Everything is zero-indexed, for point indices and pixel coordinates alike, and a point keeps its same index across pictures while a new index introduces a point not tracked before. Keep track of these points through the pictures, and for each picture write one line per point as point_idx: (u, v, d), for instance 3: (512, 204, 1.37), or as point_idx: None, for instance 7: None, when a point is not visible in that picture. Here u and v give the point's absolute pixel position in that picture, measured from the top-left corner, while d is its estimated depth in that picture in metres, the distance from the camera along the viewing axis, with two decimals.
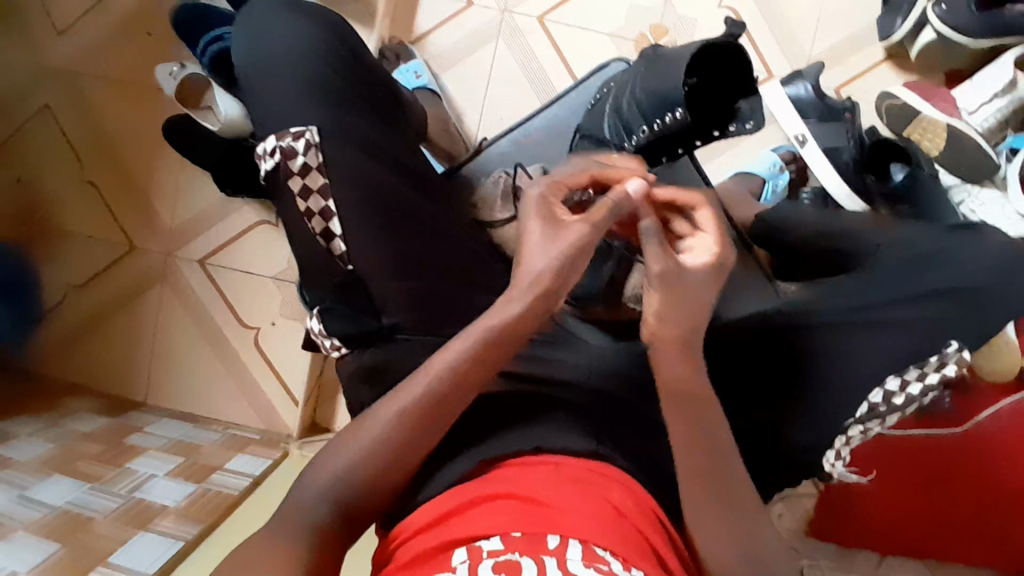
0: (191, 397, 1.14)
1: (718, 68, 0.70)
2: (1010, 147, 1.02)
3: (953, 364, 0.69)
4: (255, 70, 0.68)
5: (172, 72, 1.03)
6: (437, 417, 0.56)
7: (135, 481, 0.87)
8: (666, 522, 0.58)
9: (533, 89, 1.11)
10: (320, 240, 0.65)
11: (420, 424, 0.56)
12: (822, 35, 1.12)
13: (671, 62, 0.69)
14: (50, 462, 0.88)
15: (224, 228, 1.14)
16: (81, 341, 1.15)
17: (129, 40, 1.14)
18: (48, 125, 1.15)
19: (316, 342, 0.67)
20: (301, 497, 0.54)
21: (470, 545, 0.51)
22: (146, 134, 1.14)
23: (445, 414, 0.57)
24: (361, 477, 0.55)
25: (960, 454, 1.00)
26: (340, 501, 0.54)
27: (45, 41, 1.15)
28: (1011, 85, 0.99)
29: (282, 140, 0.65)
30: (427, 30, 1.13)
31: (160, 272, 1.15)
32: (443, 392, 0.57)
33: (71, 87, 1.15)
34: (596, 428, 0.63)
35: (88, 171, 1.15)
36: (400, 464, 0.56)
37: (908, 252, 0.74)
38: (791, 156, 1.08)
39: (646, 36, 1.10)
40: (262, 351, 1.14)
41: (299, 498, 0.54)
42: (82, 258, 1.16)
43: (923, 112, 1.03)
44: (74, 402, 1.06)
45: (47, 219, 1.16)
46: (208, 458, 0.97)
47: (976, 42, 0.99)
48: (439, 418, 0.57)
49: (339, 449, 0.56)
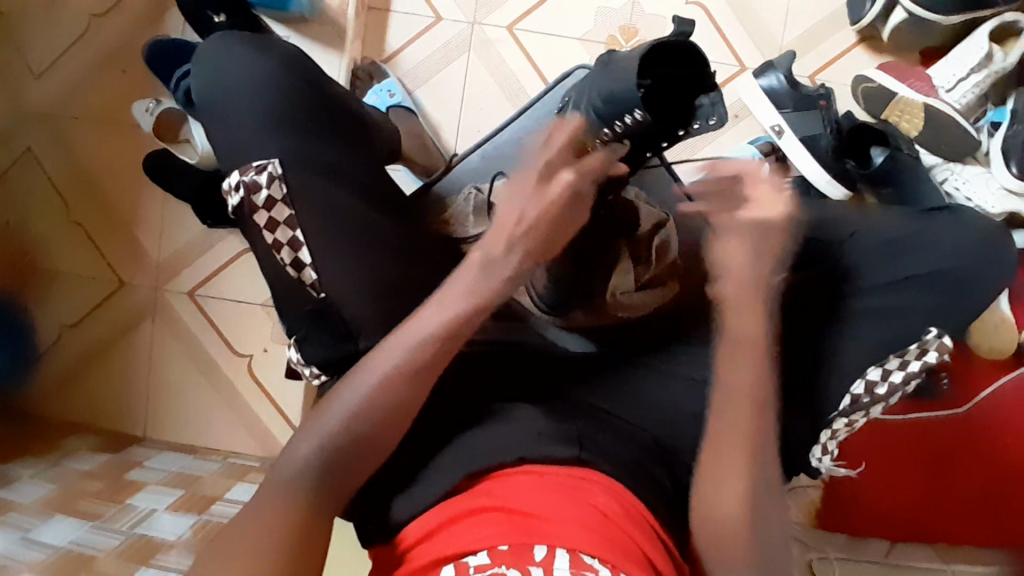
0: (190, 428, 1.15)
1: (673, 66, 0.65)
2: (991, 121, 1.03)
3: (934, 351, 0.67)
4: (218, 108, 0.68)
5: (150, 109, 1.06)
6: (395, 422, 0.59)
7: (138, 516, 0.87)
8: (656, 524, 0.58)
9: (507, 99, 1.12)
10: (291, 270, 0.66)
11: (379, 428, 0.58)
12: (792, 23, 1.11)
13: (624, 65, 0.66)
14: (52, 502, 0.89)
15: (209, 258, 1.15)
16: (79, 381, 1.16)
17: (105, 80, 1.15)
18: (31, 169, 1.17)
19: (296, 369, 0.68)
20: (275, 493, 0.56)
21: (457, 561, 0.52)
22: (128, 170, 1.15)
23: (401, 418, 0.59)
24: (318, 475, 0.57)
25: (962, 435, 1.00)
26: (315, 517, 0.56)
27: (23, 87, 1.17)
28: (988, 58, 0.99)
29: (244, 174, 0.65)
30: (398, 48, 1.13)
31: (150, 307, 1.16)
32: (398, 396, 0.59)
33: (52, 130, 1.16)
34: (578, 436, 0.63)
35: (74, 211, 1.16)
36: (361, 463, 0.58)
37: (882, 238, 0.74)
38: (769, 147, 1.08)
39: (616, 38, 1.11)
40: (257, 378, 1.14)
41: (279, 507, 0.55)
42: (73, 298, 1.17)
43: (899, 94, 1.02)
44: (73, 441, 1.07)
45: (36, 262, 1.17)
46: (209, 488, 0.98)
47: (948, 19, 0.98)
48: (400, 408, 0.59)
49: (306, 438, 0.58)
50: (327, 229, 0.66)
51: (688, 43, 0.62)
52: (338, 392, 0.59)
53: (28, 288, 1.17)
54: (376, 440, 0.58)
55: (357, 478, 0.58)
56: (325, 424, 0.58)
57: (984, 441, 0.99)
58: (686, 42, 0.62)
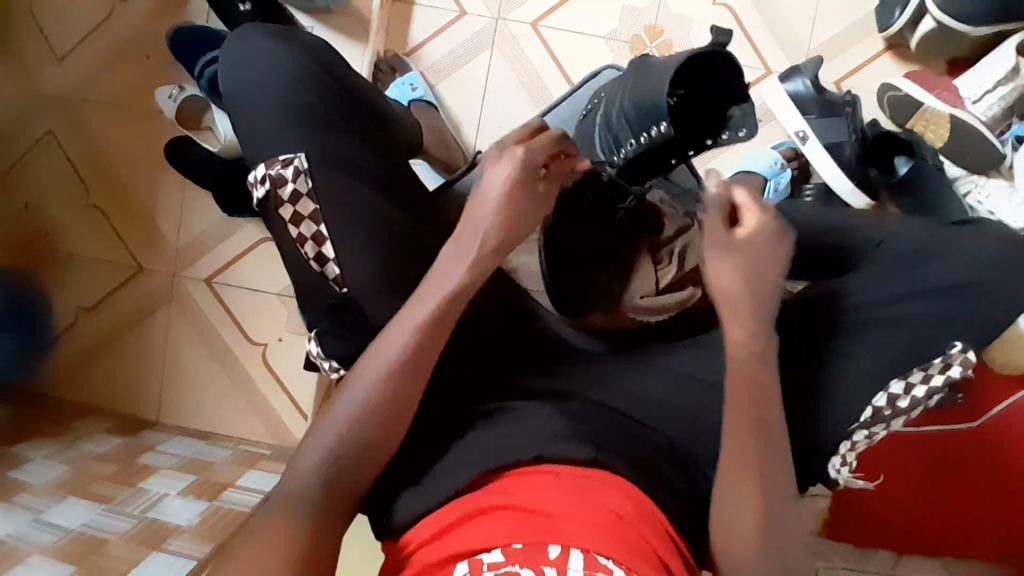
0: (202, 415, 1.16)
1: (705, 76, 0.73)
2: (1016, 135, 1.01)
3: (958, 365, 0.67)
4: (244, 99, 0.68)
5: (172, 95, 1.05)
6: (396, 422, 0.59)
7: (149, 501, 0.88)
8: (672, 529, 0.58)
9: (528, 96, 1.11)
10: (314, 265, 0.67)
11: (384, 429, 0.59)
12: (819, 28, 1.10)
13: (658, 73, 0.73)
14: (66, 484, 0.89)
15: (226, 247, 1.15)
16: (93, 364, 1.17)
17: (128, 64, 1.15)
18: (52, 152, 1.17)
19: (316, 364, 0.68)
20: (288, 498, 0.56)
21: (470, 558, 0.52)
22: (148, 156, 1.16)
23: (401, 419, 0.59)
24: (328, 479, 0.57)
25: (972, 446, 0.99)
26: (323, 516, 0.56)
27: (46, 69, 1.17)
28: (1014, 72, 0.97)
29: (271, 168, 0.65)
30: (421, 41, 1.13)
31: (166, 292, 1.16)
32: (398, 395, 0.59)
33: (73, 113, 1.16)
34: (596, 435, 0.63)
35: (93, 195, 1.17)
36: (372, 464, 0.59)
37: (907, 248, 0.73)
38: (792, 152, 1.07)
39: (641, 38, 1.10)
40: (270, 367, 1.15)
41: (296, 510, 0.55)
42: (90, 281, 1.17)
43: (927, 103, 1.01)
44: (87, 423, 1.08)
45: (55, 244, 1.17)
46: (220, 475, 0.99)
47: (977, 30, 0.97)
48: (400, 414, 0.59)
49: (315, 441, 0.58)
50: (351, 222, 0.66)
51: (722, 53, 0.69)
52: (347, 392, 0.59)
53: (45, 270, 1.17)
54: (384, 434, 0.59)
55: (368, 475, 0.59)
56: (331, 426, 0.58)
57: (995, 455, 0.98)
58: (721, 52, 0.69)
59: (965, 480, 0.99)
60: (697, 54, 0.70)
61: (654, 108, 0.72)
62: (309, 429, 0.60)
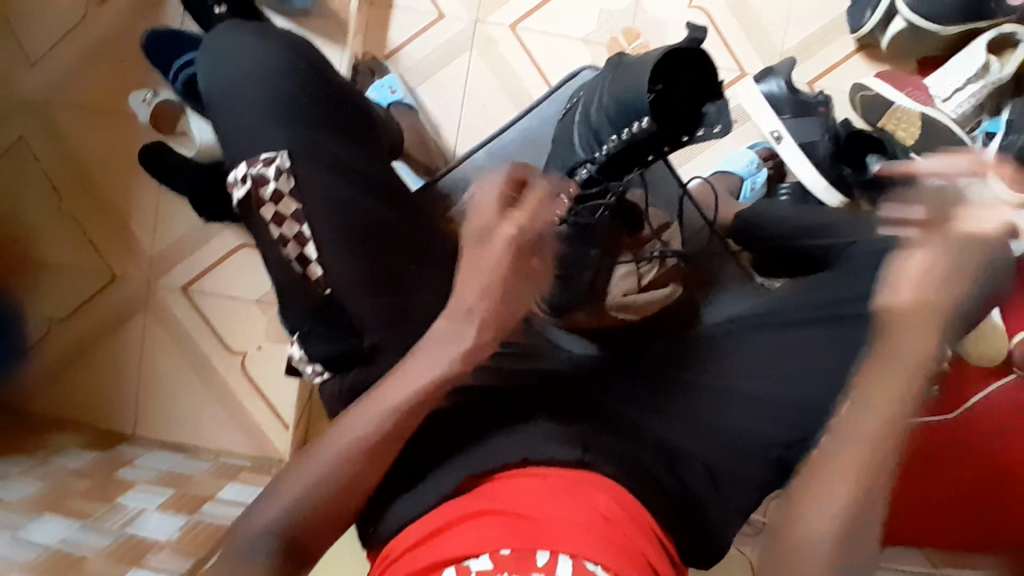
0: (180, 427, 1.13)
1: (681, 72, 0.71)
2: (987, 131, 1.02)
3: (941, 359, 0.67)
4: (224, 99, 0.67)
5: (146, 99, 1.03)
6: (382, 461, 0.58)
7: (127, 516, 0.86)
8: (657, 527, 0.58)
9: (508, 98, 1.11)
10: (296, 265, 0.65)
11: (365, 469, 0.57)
12: (793, 29, 1.12)
13: (635, 69, 0.71)
14: (39, 500, 0.87)
15: (204, 253, 1.13)
16: (68, 376, 1.14)
17: (101, 69, 1.13)
18: (22, 159, 1.14)
19: (297, 368, 0.68)
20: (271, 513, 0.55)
21: (457, 565, 0.50)
22: (123, 162, 1.13)
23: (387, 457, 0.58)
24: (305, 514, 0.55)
25: (948, 436, 1.01)
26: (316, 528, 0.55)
27: (15, 75, 1.14)
28: (984, 70, 1.01)
29: (252, 166, 0.64)
30: (399, 44, 1.13)
31: (142, 302, 1.14)
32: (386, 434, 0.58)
33: (44, 119, 1.14)
34: (584, 435, 0.62)
35: (65, 203, 1.14)
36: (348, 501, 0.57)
37: (883, 244, 0.74)
38: (768, 153, 1.09)
39: (619, 40, 1.11)
40: (249, 376, 1.13)
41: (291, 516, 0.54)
42: (62, 292, 1.14)
43: (896, 102, 1.03)
44: (60, 438, 1.05)
45: (26, 253, 1.14)
46: (198, 488, 0.96)
47: (946, 29, 1.00)
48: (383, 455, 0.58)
49: (289, 489, 0.56)
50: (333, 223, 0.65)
51: (696, 49, 0.68)
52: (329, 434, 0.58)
53: (16, 281, 1.15)
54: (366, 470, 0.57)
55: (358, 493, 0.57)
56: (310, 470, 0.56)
57: (976, 445, 1.00)
58: (697, 48, 0.68)
59: (947, 471, 1.01)
60: (676, 49, 0.69)
61: (637, 103, 0.69)
62: (275, 477, 0.58)
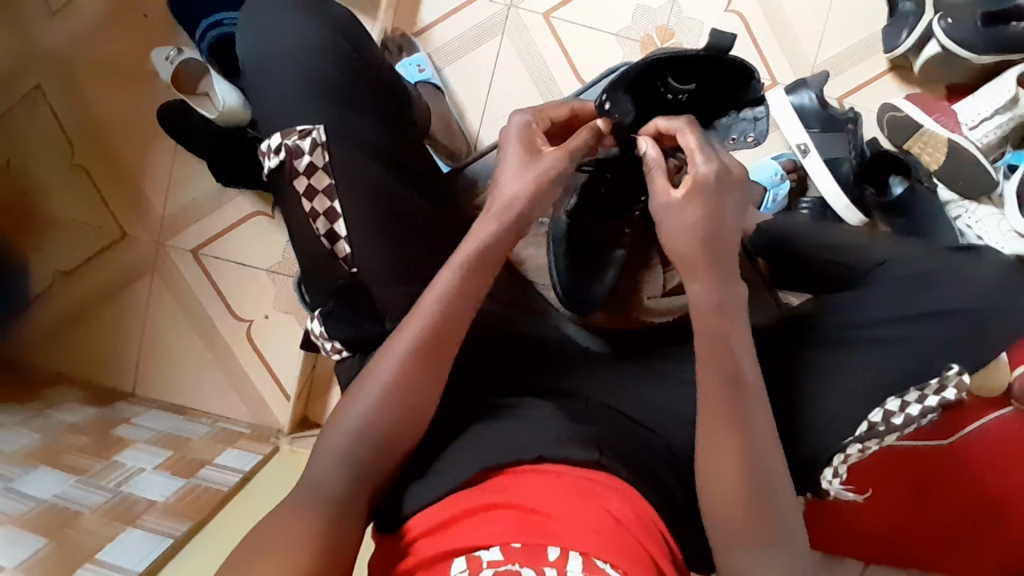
0: (178, 389, 1.12)
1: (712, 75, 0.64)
2: (1009, 164, 1.03)
3: (952, 387, 0.69)
4: (262, 71, 0.68)
5: (169, 57, 0.98)
6: (440, 345, 0.61)
7: (123, 475, 0.85)
8: (666, 533, 0.58)
9: (536, 88, 1.10)
10: (325, 241, 0.65)
11: (420, 363, 0.60)
12: (827, 43, 1.11)
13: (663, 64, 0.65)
14: (36, 452, 0.86)
15: (217, 217, 1.12)
16: (70, 330, 1.13)
17: (125, 22, 1.11)
18: (39, 106, 1.12)
19: (316, 343, 0.66)
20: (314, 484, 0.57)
21: (468, 555, 0.51)
22: (140, 118, 1.12)
23: (449, 337, 0.61)
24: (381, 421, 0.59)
25: (946, 465, 1.00)
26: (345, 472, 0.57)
27: (38, 20, 1.12)
28: (1013, 102, 0.99)
29: (287, 137, 0.64)
30: (431, 23, 1.11)
31: (150, 261, 1.13)
32: (445, 314, 0.61)
33: (63, 69, 1.12)
34: (598, 437, 0.62)
35: (79, 155, 1.13)
36: (411, 412, 0.60)
37: (910, 269, 0.74)
38: (791, 164, 1.07)
39: (652, 39, 1.10)
40: (254, 346, 1.12)
41: (308, 517, 0.55)
42: (69, 245, 1.13)
43: (925, 125, 1.02)
44: (59, 392, 1.04)
45: (36, 203, 1.13)
46: (195, 453, 0.96)
47: (980, 57, 1.00)
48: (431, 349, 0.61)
49: (349, 411, 0.60)
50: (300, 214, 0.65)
51: (724, 55, 0.61)
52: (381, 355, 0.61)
53: (26, 230, 1.13)
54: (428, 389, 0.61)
55: (369, 480, 0.58)
56: (376, 372, 0.60)
57: (968, 475, 1.00)
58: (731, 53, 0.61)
59: (934, 497, 1.01)
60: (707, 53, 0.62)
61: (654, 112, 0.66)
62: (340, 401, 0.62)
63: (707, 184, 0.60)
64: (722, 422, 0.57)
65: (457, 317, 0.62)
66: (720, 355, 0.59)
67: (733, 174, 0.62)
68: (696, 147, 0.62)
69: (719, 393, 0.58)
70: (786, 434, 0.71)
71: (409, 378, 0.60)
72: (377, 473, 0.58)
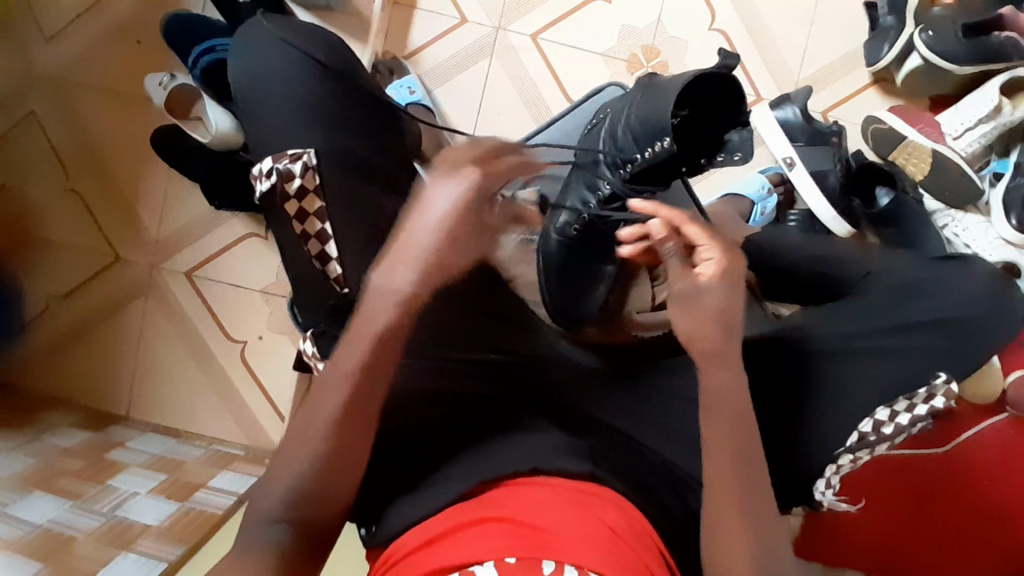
0: (173, 412, 1.12)
1: (710, 95, 0.72)
2: (993, 172, 1.05)
3: (941, 396, 0.70)
4: (253, 97, 0.69)
5: (162, 83, 1.01)
6: (370, 386, 0.60)
7: (118, 499, 0.85)
8: (662, 546, 0.58)
9: (526, 108, 1.12)
10: (316, 262, 0.66)
11: (367, 381, 0.60)
12: (811, 58, 1.12)
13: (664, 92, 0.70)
14: (30, 477, 0.86)
15: (211, 240, 1.12)
16: (66, 355, 1.13)
17: (119, 48, 1.12)
18: (34, 134, 1.13)
19: (308, 364, 0.68)
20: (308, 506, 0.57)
21: (462, 571, 0.50)
22: (134, 143, 1.13)
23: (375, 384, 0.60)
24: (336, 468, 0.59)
25: (944, 474, 1.01)
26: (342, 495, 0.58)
27: (31, 47, 1.13)
28: (996, 111, 1.01)
29: (279, 162, 0.65)
30: (421, 46, 1.13)
31: (144, 284, 1.13)
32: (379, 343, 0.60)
33: (56, 95, 1.13)
34: (591, 450, 0.64)
35: (73, 180, 1.14)
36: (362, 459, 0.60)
37: (896, 280, 0.76)
38: (779, 178, 1.10)
39: (639, 57, 1.12)
40: (249, 367, 1.12)
41: None
42: (63, 270, 1.14)
43: (909, 137, 1.03)
44: (54, 416, 1.04)
45: (28, 228, 1.13)
46: (191, 475, 0.95)
47: (962, 69, 1.01)
48: (361, 402, 0.59)
49: (303, 462, 0.58)
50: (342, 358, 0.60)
51: (726, 74, 0.68)
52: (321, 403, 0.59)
53: (19, 254, 1.13)
54: (356, 428, 0.59)
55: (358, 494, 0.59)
56: (313, 424, 0.59)
57: (963, 484, 1.00)
58: (728, 73, 0.69)
59: (932, 507, 1.00)
60: (704, 74, 0.69)
61: (657, 124, 0.69)
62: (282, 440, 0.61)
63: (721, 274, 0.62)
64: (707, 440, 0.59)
65: (382, 365, 0.60)
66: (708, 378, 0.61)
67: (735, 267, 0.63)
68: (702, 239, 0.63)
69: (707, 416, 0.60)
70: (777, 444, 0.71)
71: (341, 435, 0.59)
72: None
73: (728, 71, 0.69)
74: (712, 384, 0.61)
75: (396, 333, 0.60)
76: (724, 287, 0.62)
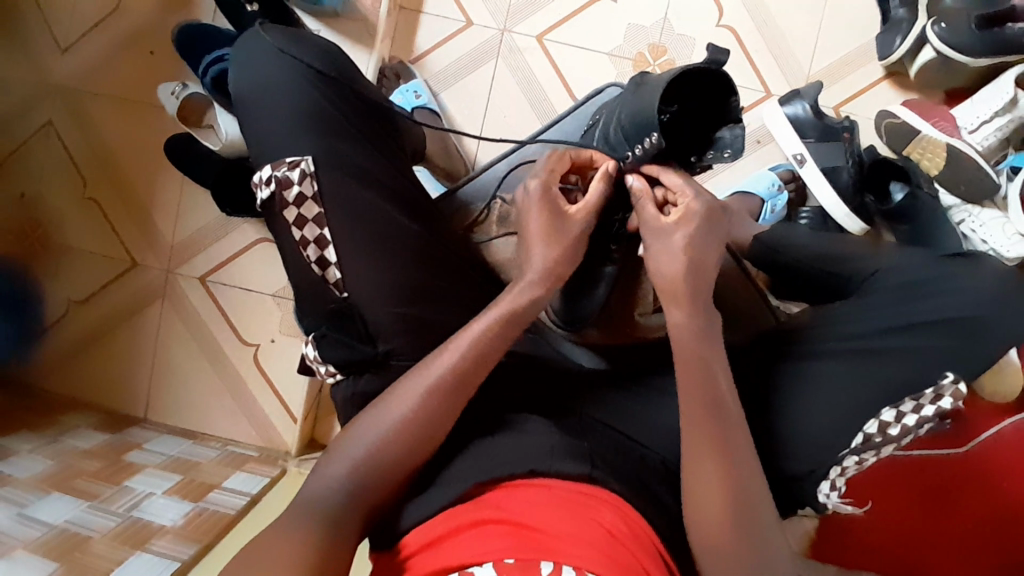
0: (188, 413, 1.15)
1: (699, 90, 0.70)
2: (1010, 166, 1.01)
3: (948, 396, 0.69)
4: (252, 106, 0.70)
5: (174, 91, 1.03)
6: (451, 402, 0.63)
7: (133, 499, 0.86)
8: (662, 548, 0.57)
9: (532, 109, 1.12)
10: (314, 267, 0.67)
11: (442, 399, 0.62)
12: (821, 52, 1.11)
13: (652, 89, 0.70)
14: (49, 478, 0.88)
15: (223, 245, 1.15)
16: (85, 358, 1.16)
17: (133, 58, 1.15)
18: (52, 143, 1.16)
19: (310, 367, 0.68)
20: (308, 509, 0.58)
21: (461, 572, 0.51)
22: (149, 151, 1.16)
23: (451, 403, 0.63)
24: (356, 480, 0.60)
25: (961, 475, 0.99)
26: (340, 497, 0.59)
27: (49, 59, 1.16)
28: (1012, 103, 0.99)
29: (277, 169, 0.67)
30: (427, 49, 1.13)
31: (159, 289, 1.16)
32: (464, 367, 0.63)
33: (74, 105, 1.16)
34: (591, 452, 0.63)
35: (90, 187, 1.16)
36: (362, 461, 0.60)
37: (903, 278, 0.74)
38: (789, 175, 1.08)
39: (644, 56, 1.11)
40: (262, 369, 1.14)
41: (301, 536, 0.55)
42: (82, 275, 1.17)
43: (922, 132, 1.02)
44: (74, 418, 1.07)
45: (48, 235, 1.17)
46: (206, 476, 0.97)
47: (977, 61, 1.00)
48: (418, 419, 0.62)
49: (328, 472, 0.60)
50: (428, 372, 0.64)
51: (714, 70, 0.67)
52: (373, 418, 0.62)
53: (40, 261, 1.17)
54: (409, 448, 0.61)
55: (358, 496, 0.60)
56: (363, 437, 0.61)
57: (980, 485, 0.98)
58: (716, 69, 0.67)
59: (949, 508, 0.98)
60: (689, 70, 0.67)
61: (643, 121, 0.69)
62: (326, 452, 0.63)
63: (696, 216, 0.67)
64: (704, 445, 0.58)
65: (455, 393, 0.63)
66: (706, 383, 0.60)
67: (717, 209, 0.69)
68: (680, 186, 0.70)
69: (704, 419, 0.59)
70: (780, 446, 0.71)
71: (392, 450, 0.61)
72: (374, 491, 0.60)
73: (714, 66, 0.67)
74: (713, 385, 0.61)
75: (480, 363, 0.63)
76: (698, 236, 0.67)
